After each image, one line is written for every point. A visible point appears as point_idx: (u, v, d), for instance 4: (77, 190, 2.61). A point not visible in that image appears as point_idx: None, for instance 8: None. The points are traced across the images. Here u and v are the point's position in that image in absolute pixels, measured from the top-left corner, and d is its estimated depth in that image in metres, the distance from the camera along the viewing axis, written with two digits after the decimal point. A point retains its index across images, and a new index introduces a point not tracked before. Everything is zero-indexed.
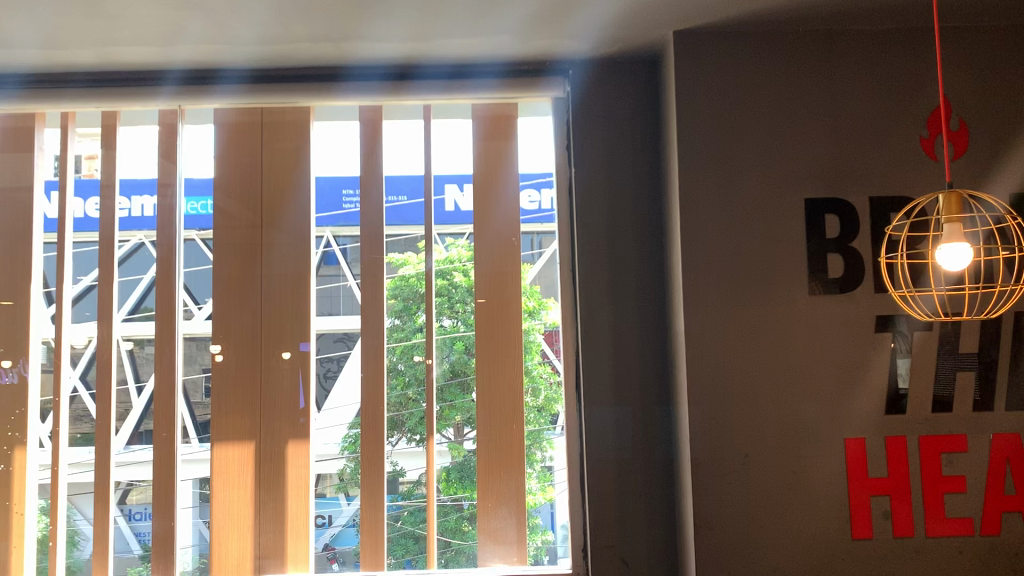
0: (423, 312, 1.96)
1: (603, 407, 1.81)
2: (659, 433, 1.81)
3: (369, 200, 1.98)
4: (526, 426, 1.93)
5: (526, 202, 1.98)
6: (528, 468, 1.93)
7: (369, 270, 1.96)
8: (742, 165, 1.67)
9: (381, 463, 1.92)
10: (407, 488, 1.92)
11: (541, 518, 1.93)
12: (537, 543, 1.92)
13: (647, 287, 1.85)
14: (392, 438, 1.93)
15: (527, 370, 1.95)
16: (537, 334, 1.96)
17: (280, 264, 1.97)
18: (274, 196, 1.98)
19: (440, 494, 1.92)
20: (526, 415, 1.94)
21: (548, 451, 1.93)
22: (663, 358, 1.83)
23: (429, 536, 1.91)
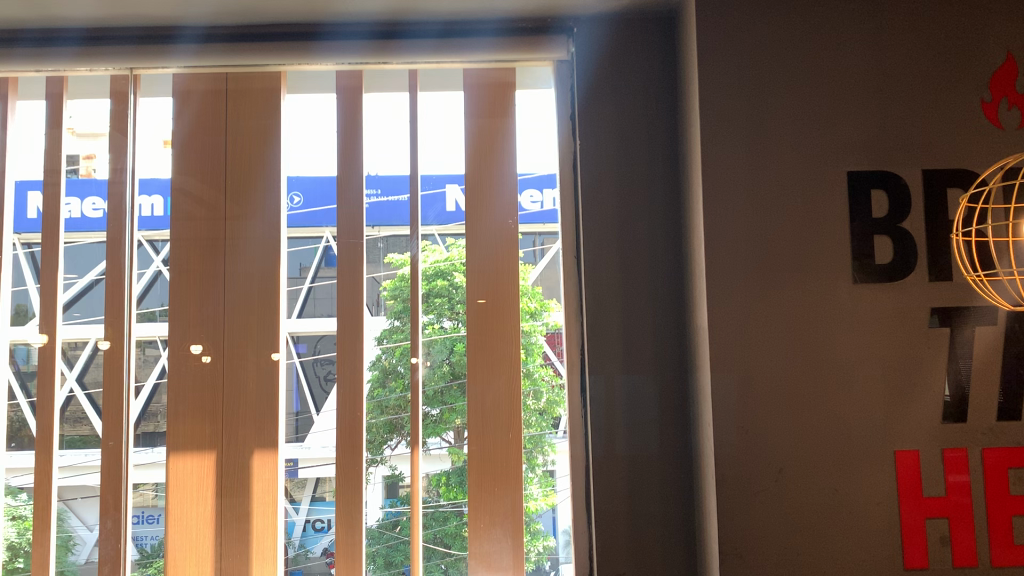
0: (421, 313, 1.74)
1: (613, 413, 1.58)
2: (677, 444, 1.58)
3: (347, 180, 1.76)
4: (526, 433, 1.70)
5: (526, 201, 1.75)
6: (528, 472, 1.70)
7: (348, 254, 1.75)
8: (777, 130, 1.44)
9: (359, 472, 1.69)
10: (407, 492, 1.70)
11: (543, 523, 1.69)
12: (537, 549, 1.69)
13: (663, 277, 1.62)
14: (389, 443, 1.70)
15: (526, 372, 1.72)
16: (538, 336, 1.73)
17: (246, 251, 1.75)
18: (241, 175, 1.76)
19: (425, 502, 1.70)
20: (524, 423, 1.71)
21: (550, 455, 1.70)
22: (681, 358, 1.60)
23: (413, 546, 1.69)
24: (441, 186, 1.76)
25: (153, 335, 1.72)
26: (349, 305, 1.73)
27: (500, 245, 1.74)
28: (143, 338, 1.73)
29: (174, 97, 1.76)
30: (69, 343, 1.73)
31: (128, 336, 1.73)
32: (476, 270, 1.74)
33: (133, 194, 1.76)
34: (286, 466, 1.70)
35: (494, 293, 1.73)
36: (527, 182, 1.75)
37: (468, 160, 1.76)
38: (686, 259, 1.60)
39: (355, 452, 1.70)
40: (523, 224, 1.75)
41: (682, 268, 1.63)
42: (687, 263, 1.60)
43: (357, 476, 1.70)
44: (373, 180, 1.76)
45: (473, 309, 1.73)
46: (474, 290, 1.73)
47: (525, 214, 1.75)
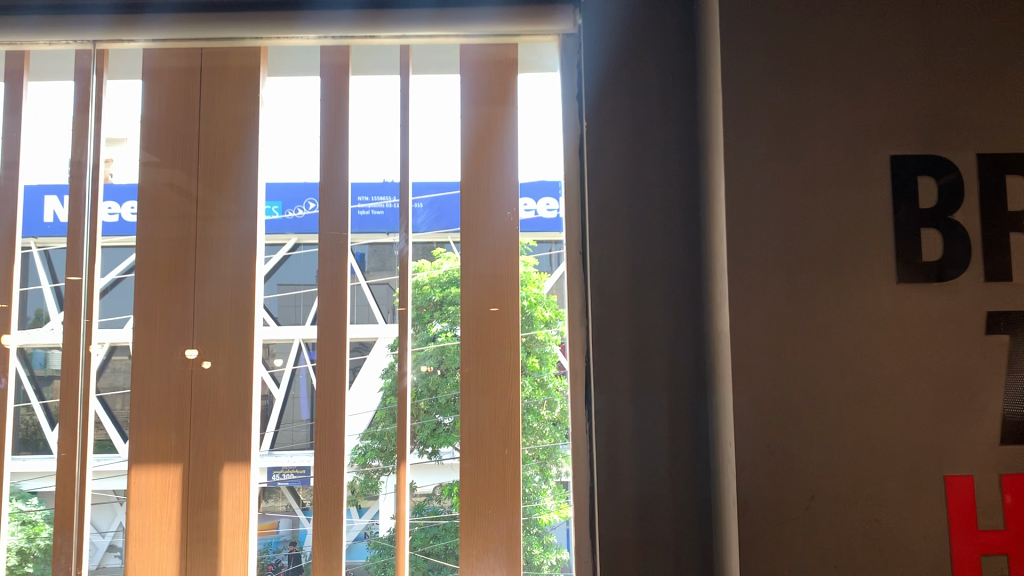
0: (438, 320, 1.57)
1: (622, 429, 1.39)
2: (693, 465, 1.39)
3: (333, 171, 1.61)
4: (525, 447, 1.54)
5: (540, 209, 1.59)
6: (541, 484, 1.53)
7: (328, 249, 1.59)
8: (811, 107, 1.27)
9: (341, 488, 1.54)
10: (418, 502, 1.55)
11: (556, 536, 1.53)
12: (550, 561, 1.53)
13: (681, 276, 1.43)
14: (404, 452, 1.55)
15: (539, 383, 1.55)
16: (552, 345, 1.56)
17: (219, 245, 1.59)
18: (215, 161, 1.61)
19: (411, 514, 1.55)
20: (530, 434, 1.54)
21: (564, 466, 1.53)
22: (699, 368, 1.41)
23: (398, 559, 1.54)
24: (431, 180, 1.61)
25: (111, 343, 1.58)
26: (332, 305, 1.58)
27: (495, 241, 1.58)
28: (103, 345, 1.59)
29: (144, 77, 1.62)
30: (23, 349, 1.59)
31: (88, 343, 1.59)
32: (470, 269, 1.57)
33: (95, 191, 1.62)
34: (296, 474, 1.55)
35: (490, 294, 1.56)
36: (541, 188, 1.59)
37: (463, 150, 1.59)
38: (704, 256, 1.41)
39: (337, 466, 1.54)
40: (523, 222, 1.58)
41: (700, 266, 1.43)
42: (704, 260, 1.41)
43: (337, 492, 1.54)
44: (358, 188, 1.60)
45: (467, 312, 1.56)
46: (468, 290, 1.57)
47: (526, 221, 1.59)
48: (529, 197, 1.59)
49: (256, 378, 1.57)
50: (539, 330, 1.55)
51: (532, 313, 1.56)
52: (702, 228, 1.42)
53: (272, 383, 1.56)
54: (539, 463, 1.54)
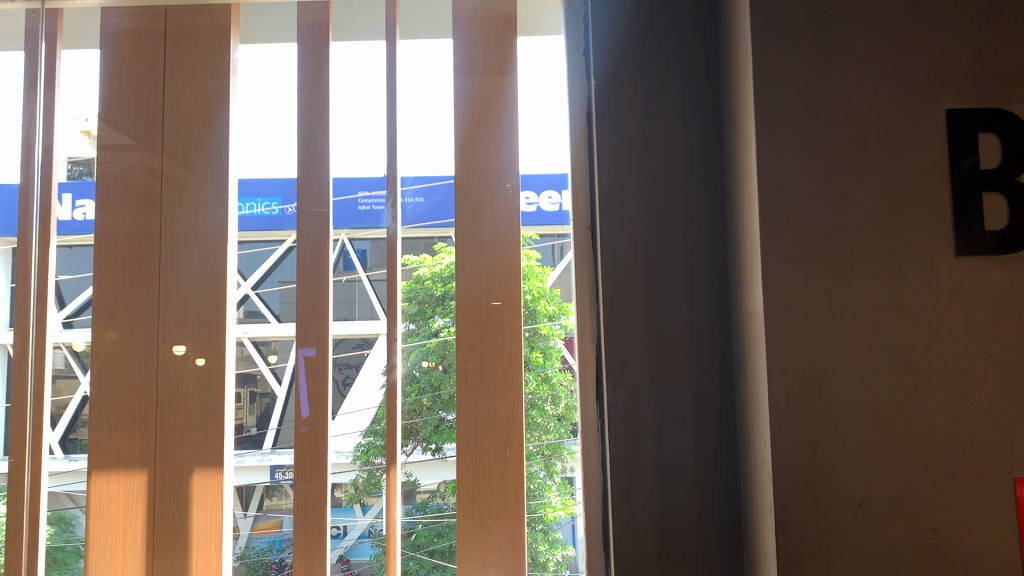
0: (439, 315, 1.41)
1: (638, 427, 1.22)
2: (719, 468, 1.22)
3: (310, 152, 1.45)
4: (528, 444, 1.38)
5: (543, 202, 1.41)
6: (546, 479, 1.37)
7: (304, 233, 1.43)
8: (850, 55, 1.10)
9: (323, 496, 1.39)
10: (423, 499, 1.38)
11: (562, 532, 1.36)
12: (555, 557, 1.36)
13: (703, 253, 1.26)
14: (405, 449, 1.40)
15: (543, 378, 1.38)
16: (556, 339, 1.38)
17: (186, 225, 1.44)
18: (182, 134, 1.46)
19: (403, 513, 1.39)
20: (533, 430, 1.38)
21: (569, 462, 1.36)
22: (727, 356, 1.24)
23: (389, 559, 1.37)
24: (422, 158, 1.44)
25: (70, 344, 1.42)
26: (311, 292, 1.42)
27: (495, 226, 1.42)
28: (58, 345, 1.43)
29: (101, 43, 1.47)
30: None
31: (41, 343, 1.43)
32: (464, 255, 1.42)
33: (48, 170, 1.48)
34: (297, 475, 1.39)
35: (489, 282, 1.41)
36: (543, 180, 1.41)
37: (456, 129, 1.44)
38: (731, 229, 1.24)
39: (319, 472, 1.39)
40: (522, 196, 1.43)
41: (728, 239, 1.26)
42: (732, 234, 1.24)
43: (318, 502, 1.39)
44: (339, 185, 1.44)
45: (463, 298, 1.41)
46: (463, 282, 1.42)
47: (528, 215, 1.42)
48: (530, 189, 1.42)
49: (228, 393, 1.40)
50: (543, 324, 1.39)
51: (535, 307, 1.40)
52: (729, 196, 1.25)
53: (249, 398, 1.41)
54: (542, 456, 1.37)
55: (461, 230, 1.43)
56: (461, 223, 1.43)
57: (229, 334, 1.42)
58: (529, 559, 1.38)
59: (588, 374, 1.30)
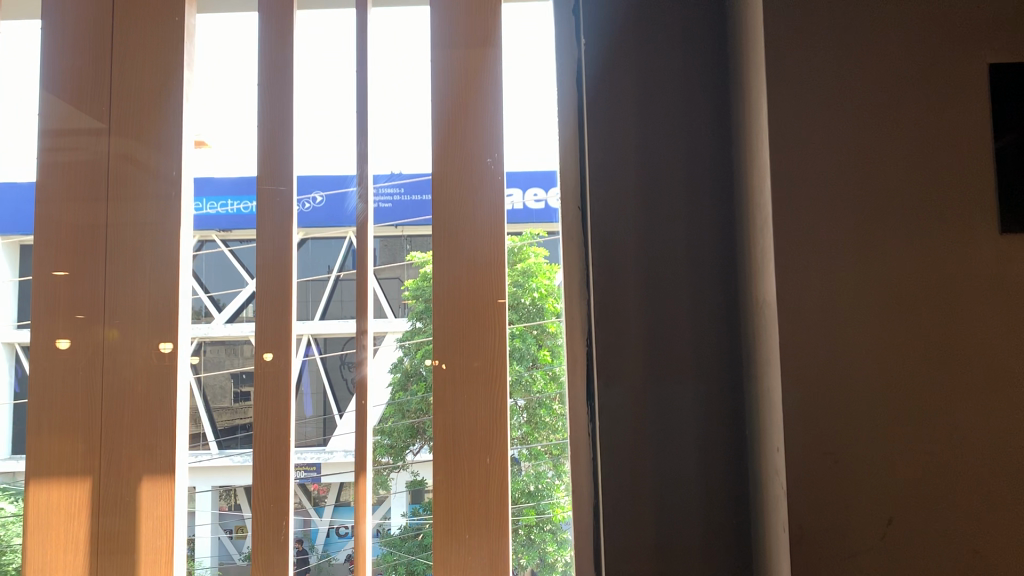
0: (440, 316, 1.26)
1: (633, 431, 1.07)
2: (727, 478, 1.07)
3: (273, 129, 1.31)
4: (533, 444, 1.27)
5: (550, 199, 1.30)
6: (553, 479, 1.25)
7: (264, 218, 1.30)
8: (876, 2, 0.95)
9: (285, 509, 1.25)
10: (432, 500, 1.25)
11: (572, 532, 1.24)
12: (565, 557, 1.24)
13: (707, 234, 1.11)
14: (415, 447, 1.26)
15: (550, 377, 1.27)
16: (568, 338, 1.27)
17: (133, 209, 1.31)
18: (128, 111, 1.33)
19: (407, 513, 1.27)
20: (539, 430, 1.27)
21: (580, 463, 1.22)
22: (735, 351, 1.09)
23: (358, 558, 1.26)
24: (395, 141, 1.33)
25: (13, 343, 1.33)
26: (272, 283, 1.29)
27: (477, 208, 1.28)
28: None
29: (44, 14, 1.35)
30: None
31: None
32: (442, 239, 1.28)
33: None
34: (306, 472, 1.28)
35: (469, 271, 1.27)
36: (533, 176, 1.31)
37: (434, 101, 1.29)
38: (739, 207, 1.09)
39: (281, 481, 1.26)
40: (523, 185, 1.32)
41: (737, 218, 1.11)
42: (740, 213, 1.09)
43: (279, 513, 1.25)
44: (305, 182, 1.32)
45: (439, 292, 1.27)
46: (441, 270, 1.27)
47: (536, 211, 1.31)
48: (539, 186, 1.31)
49: (178, 405, 1.28)
50: (550, 322, 1.27)
51: (543, 304, 1.27)
52: (737, 169, 1.10)
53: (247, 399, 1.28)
54: (548, 456, 1.26)
55: (440, 212, 1.28)
56: (439, 205, 1.28)
57: (182, 334, 1.30)
58: (538, 560, 1.25)
59: (577, 373, 1.16)
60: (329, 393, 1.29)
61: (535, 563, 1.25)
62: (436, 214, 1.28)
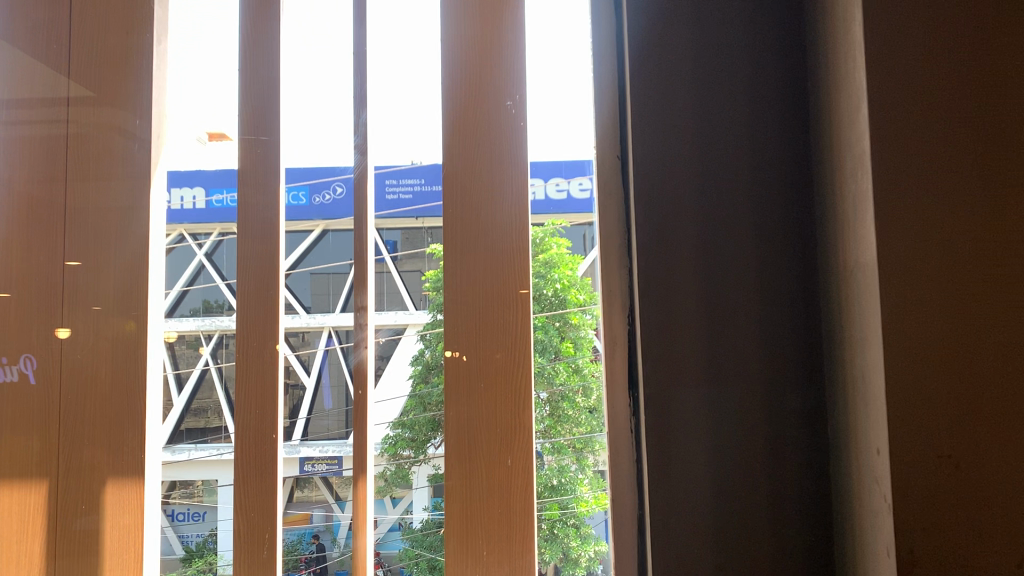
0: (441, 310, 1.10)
1: (688, 429, 0.87)
2: (804, 483, 0.86)
3: (256, 89, 1.17)
4: (556, 438, 1.07)
5: (573, 188, 1.09)
6: (576, 474, 1.05)
7: (246, 186, 1.16)
8: None
9: (270, 518, 1.12)
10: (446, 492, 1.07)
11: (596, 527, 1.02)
12: (588, 553, 1.01)
13: (777, 180, 0.89)
14: (436, 440, 1.07)
15: (572, 369, 1.06)
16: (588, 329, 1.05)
17: (96, 184, 1.19)
18: (90, 77, 1.21)
19: (428, 507, 1.09)
20: (561, 424, 1.07)
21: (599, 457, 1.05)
22: (812, 326, 0.87)
23: (359, 543, 1.10)
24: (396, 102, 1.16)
25: None
26: (255, 264, 1.16)
27: (495, 168, 1.10)
28: None
29: None
30: None
31: None
32: (455, 202, 1.10)
33: None
34: (328, 466, 1.13)
35: (485, 240, 1.09)
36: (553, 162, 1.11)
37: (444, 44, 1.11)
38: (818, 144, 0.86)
39: (267, 486, 1.12)
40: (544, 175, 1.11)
41: (814, 158, 0.88)
42: (818, 150, 0.86)
43: (263, 512, 1.12)
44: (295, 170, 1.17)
45: (454, 266, 1.09)
46: (453, 239, 1.10)
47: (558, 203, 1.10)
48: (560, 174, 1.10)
49: (149, 400, 1.16)
50: (573, 313, 1.07)
51: (564, 296, 1.06)
52: (814, 96, 0.87)
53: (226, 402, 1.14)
54: (572, 449, 1.06)
55: (455, 172, 1.10)
56: (452, 162, 1.11)
57: (152, 329, 1.17)
58: (561, 555, 1.04)
59: (618, 354, 0.95)
60: (349, 387, 1.13)
61: (558, 558, 1.04)
62: (450, 174, 1.11)
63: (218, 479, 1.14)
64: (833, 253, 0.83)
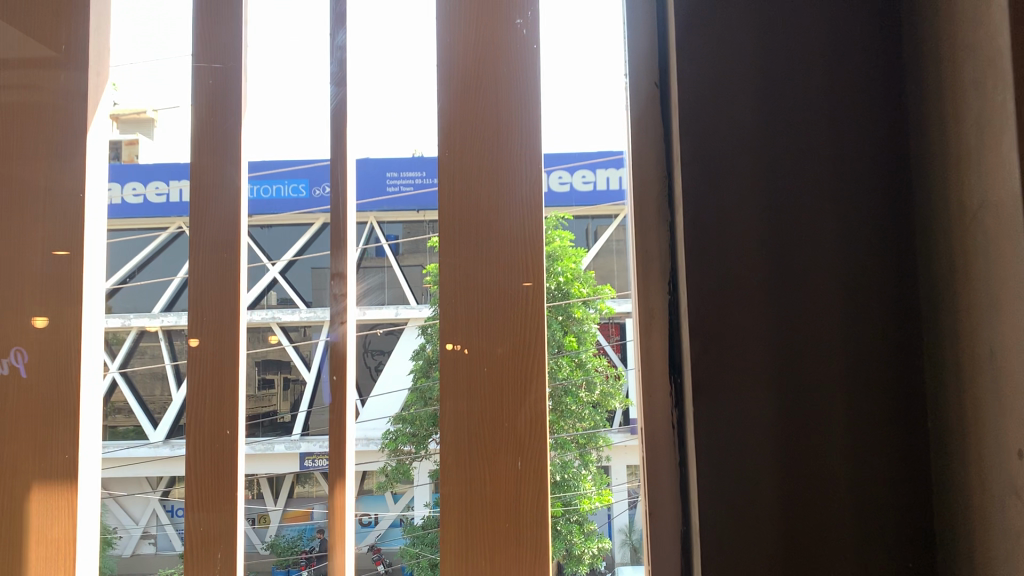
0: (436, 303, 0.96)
1: (746, 422, 0.68)
2: (896, 494, 0.67)
3: (216, 21, 1.00)
4: (560, 433, 0.96)
5: (577, 180, 1.00)
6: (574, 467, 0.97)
7: (202, 133, 0.99)
8: None
9: (230, 527, 0.94)
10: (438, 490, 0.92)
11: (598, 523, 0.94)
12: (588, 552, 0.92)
13: (862, 109, 0.70)
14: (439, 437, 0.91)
15: (575, 364, 0.99)
16: (590, 324, 0.98)
17: (26, 142, 1.02)
18: (21, 19, 1.04)
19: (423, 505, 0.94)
20: (565, 418, 0.97)
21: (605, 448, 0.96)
22: (908, 291, 0.68)
23: (335, 551, 0.95)
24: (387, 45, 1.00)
25: None
26: (211, 227, 0.98)
27: (501, 109, 0.91)
28: None
29: None
30: None
31: None
32: (455, 148, 0.92)
33: None
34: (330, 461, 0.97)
35: (491, 192, 0.91)
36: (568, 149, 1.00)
37: None
38: (919, 57, 0.68)
39: (227, 484, 0.95)
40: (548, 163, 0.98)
41: (911, 77, 0.69)
42: (922, 65, 0.67)
43: (220, 507, 0.95)
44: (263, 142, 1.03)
45: (451, 225, 0.91)
46: (452, 192, 0.91)
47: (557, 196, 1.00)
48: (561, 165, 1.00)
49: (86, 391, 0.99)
50: (577, 305, 0.98)
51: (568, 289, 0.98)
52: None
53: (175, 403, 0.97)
54: (576, 445, 0.98)
55: (455, 112, 0.92)
56: (451, 101, 0.92)
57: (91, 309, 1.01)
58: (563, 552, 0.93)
59: (655, 331, 0.76)
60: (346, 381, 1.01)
61: (559, 555, 0.92)
62: (451, 115, 0.92)
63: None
64: (944, 195, 0.64)
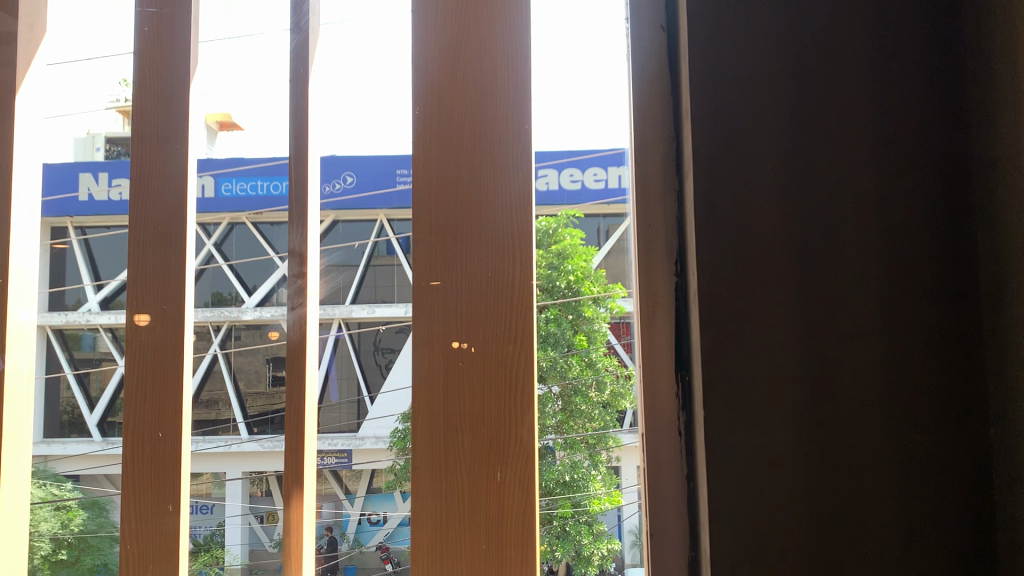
0: None
1: (765, 420, 0.56)
2: (948, 513, 0.55)
3: None
4: (569, 433, 1.12)
5: (588, 179, 1.09)
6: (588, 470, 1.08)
7: (146, 103, 0.94)
8: None
9: (173, 527, 0.89)
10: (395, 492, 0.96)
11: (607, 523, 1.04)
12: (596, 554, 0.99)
13: (909, 55, 0.59)
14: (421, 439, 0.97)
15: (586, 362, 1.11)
16: (602, 322, 1.07)
17: None
18: None
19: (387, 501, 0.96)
20: (574, 419, 1.12)
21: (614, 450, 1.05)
22: (963, 274, 0.57)
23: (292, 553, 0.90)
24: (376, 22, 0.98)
25: None
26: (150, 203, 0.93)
27: (487, 65, 0.80)
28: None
29: None
30: None
31: None
32: (432, 109, 0.81)
33: None
34: (338, 457, 1.15)
35: (472, 157, 0.80)
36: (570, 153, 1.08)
37: None
38: None
39: (169, 475, 0.90)
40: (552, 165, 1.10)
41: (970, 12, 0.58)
42: None
43: (161, 498, 0.90)
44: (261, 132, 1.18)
45: (427, 194, 0.80)
46: (428, 161, 0.81)
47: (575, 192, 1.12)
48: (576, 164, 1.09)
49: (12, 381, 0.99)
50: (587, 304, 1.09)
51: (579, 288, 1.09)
52: None
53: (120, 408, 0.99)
54: (587, 444, 1.10)
55: (435, 68, 0.81)
56: (431, 56, 0.81)
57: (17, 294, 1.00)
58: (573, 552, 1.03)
59: (658, 321, 0.64)
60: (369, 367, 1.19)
61: (569, 557, 1.02)
62: (431, 72, 0.81)
63: (225, 473, 1.09)
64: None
